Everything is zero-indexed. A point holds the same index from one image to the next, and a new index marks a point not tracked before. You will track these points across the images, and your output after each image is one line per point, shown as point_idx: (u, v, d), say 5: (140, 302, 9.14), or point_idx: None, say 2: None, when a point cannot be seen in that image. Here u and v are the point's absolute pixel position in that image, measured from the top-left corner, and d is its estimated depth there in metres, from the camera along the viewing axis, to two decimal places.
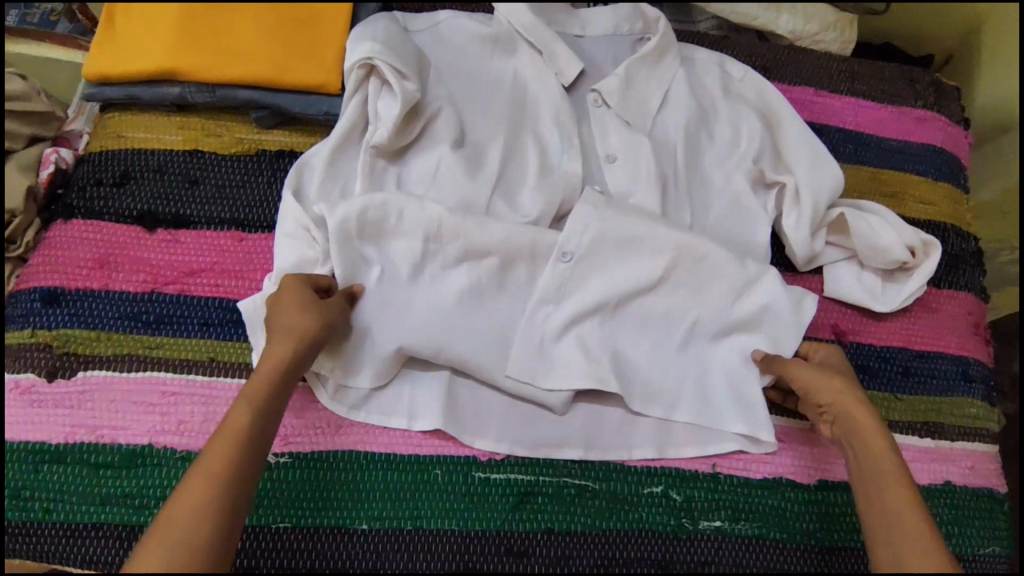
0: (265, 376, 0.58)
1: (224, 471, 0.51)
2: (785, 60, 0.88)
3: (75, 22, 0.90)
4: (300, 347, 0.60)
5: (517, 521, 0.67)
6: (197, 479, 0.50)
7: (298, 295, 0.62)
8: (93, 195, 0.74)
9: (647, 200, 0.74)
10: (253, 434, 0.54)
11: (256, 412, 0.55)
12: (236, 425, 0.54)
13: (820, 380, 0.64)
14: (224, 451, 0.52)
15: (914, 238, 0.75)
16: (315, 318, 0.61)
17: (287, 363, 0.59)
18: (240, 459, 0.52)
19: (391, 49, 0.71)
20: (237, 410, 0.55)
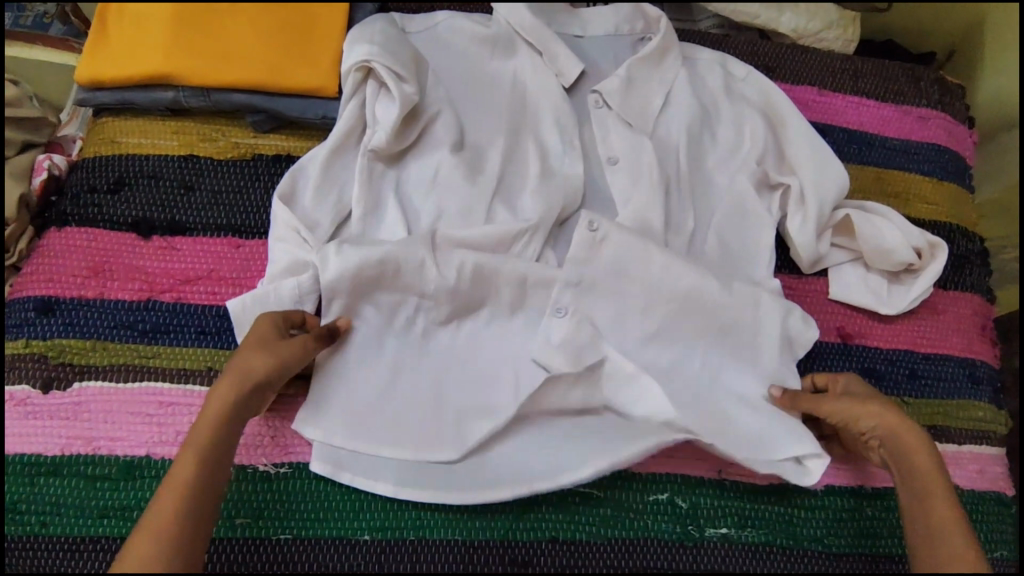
0: (209, 418, 0.57)
1: (168, 528, 0.51)
2: (788, 58, 0.87)
3: (68, 24, 0.89)
4: (245, 387, 0.59)
5: (520, 530, 0.66)
6: (144, 536, 0.51)
7: (255, 335, 0.61)
8: (88, 202, 0.73)
9: (650, 205, 0.73)
10: (199, 484, 0.54)
11: (203, 458, 0.55)
12: (183, 473, 0.54)
13: (868, 413, 0.62)
14: (170, 505, 0.52)
15: (920, 240, 0.74)
16: (262, 359, 0.59)
17: (230, 407, 0.58)
18: (183, 513, 0.52)
19: (389, 52, 0.70)
20: (182, 459, 0.55)
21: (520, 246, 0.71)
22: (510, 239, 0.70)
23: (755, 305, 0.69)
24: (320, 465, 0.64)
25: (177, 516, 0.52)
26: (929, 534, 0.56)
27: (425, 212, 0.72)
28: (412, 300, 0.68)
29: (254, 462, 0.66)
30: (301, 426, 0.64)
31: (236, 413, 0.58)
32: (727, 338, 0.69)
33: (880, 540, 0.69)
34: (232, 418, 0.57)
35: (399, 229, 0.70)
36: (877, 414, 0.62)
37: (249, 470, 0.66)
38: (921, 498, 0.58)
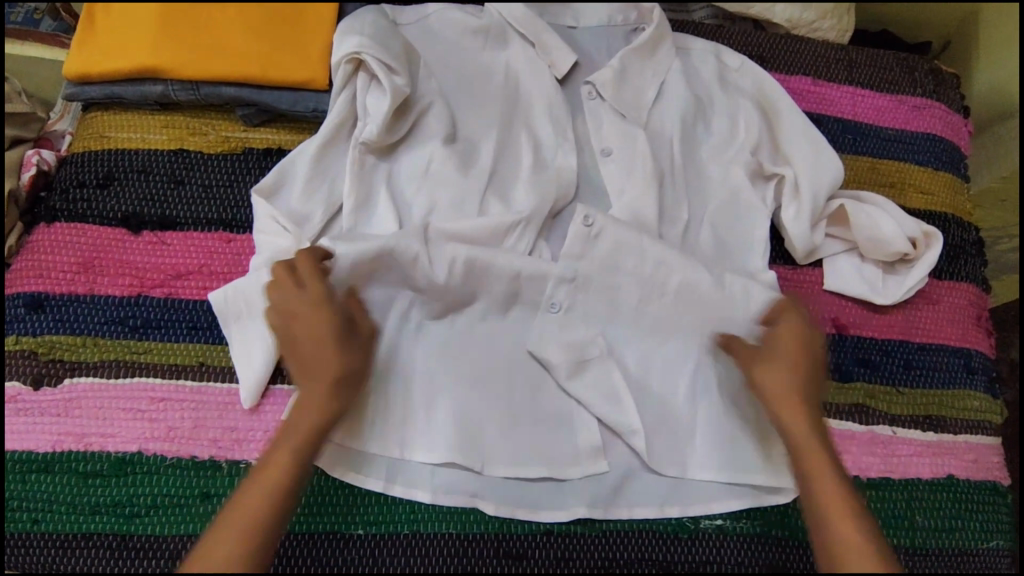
0: (303, 418, 0.56)
1: (251, 529, 0.51)
2: (781, 48, 0.87)
3: (59, 20, 0.85)
4: (333, 392, 0.57)
5: (514, 523, 0.66)
6: (226, 531, 0.50)
7: (327, 326, 0.59)
8: (76, 197, 0.72)
9: (643, 197, 0.72)
10: (289, 483, 0.53)
11: (296, 460, 0.54)
12: (276, 473, 0.53)
13: (769, 378, 0.60)
14: (258, 500, 0.52)
15: (914, 230, 0.74)
16: (347, 362, 0.58)
17: (321, 412, 0.56)
18: (270, 515, 0.52)
19: (380, 43, 0.69)
20: (276, 458, 0.54)
21: (513, 239, 0.71)
22: (503, 232, 0.70)
23: (749, 298, 0.68)
24: (314, 455, 0.64)
25: (266, 517, 0.51)
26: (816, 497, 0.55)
27: (418, 206, 0.72)
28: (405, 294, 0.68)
29: (247, 457, 0.65)
30: (288, 415, 0.64)
31: (334, 418, 0.57)
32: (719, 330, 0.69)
33: None
34: (324, 423, 0.57)
35: (391, 222, 0.70)
36: (778, 377, 0.60)
37: (242, 465, 0.65)
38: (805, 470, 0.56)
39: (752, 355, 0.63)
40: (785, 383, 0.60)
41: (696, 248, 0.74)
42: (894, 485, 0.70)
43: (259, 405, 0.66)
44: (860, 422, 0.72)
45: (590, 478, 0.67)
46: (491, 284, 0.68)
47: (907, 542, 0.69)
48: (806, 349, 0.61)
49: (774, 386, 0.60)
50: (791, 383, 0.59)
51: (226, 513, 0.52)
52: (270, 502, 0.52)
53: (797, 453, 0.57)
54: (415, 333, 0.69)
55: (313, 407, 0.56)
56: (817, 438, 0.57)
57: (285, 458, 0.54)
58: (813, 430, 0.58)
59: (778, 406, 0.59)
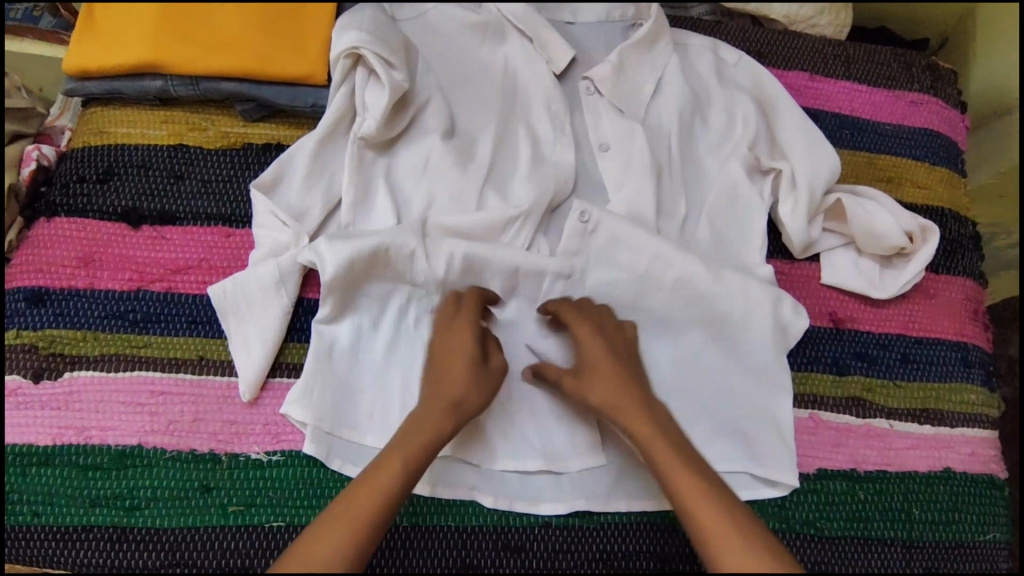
0: (420, 435, 0.58)
1: (355, 529, 0.52)
2: (778, 44, 0.87)
3: (59, 16, 0.84)
4: (454, 419, 0.59)
5: (512, 516, 0.66)
6: (335, 526, 0.52)
7: (464, 359, 0.61)
8: (77, 192, 0.73)
9: (641, 192, 0.73)
10: (396, 494, 0.55)
11: (409, 472, 0.56)
12: (384, 481, 0.55)
13: (592, 397, 0.61)
14: (366, 503, 0.54)
15: (911, 224, 0.74)
16: (474, 395, 0.60)
17: (439, 434, 0.58)
18: (375, 520, 0.53)
19: (378, 38, 0.70)
20: (390, 467, 0.56)
21: (511, 233, 0.71)
22: (501, 226, 0.70)
23: (746, 291, 0.69)
24: (312, 448, 0.64)
25: (370, 520, 0.53)
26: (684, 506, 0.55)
27: (416, 200, 0.72)
28: (403, 288, 0.68)
29: (247, 450, 0.65)
30: (286, 408, 0.64)
31: (444, 439, 0.59)
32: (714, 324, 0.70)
33: (872, 522, 0.69)
34: (438, 444, 0.58)
35: (390, 217, 0.70)
36: (603, 389, 0.61)
37: (241, 458, 0.65)
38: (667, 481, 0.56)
39: (569, 375, 0.64)
40: (609, 396, 0.60)
41: (694, 242, 0.74)
42: (891, 477, 0.71)
43: (258, 399, 0.67)
44: (857, 416, 0.72)
45: (588, 471, 0.67)
46: (489, 278, 0.69)
47: (905, 534, 0.69)
48: (609, 356, 0.62)
49: (607, 399, 0.60)
50: (622, 389, 0.60)
51: (333, 512, 0.54)
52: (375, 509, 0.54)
53: (652, 458, 0.58)
54: (414, 329, 0.68)
55: (433, 429, 0.58)
56: (665, 438, 0.58)
57: (395, 468, 0.56)
58: (657, 432, 0.58)
59: (617, 418, 0.60)
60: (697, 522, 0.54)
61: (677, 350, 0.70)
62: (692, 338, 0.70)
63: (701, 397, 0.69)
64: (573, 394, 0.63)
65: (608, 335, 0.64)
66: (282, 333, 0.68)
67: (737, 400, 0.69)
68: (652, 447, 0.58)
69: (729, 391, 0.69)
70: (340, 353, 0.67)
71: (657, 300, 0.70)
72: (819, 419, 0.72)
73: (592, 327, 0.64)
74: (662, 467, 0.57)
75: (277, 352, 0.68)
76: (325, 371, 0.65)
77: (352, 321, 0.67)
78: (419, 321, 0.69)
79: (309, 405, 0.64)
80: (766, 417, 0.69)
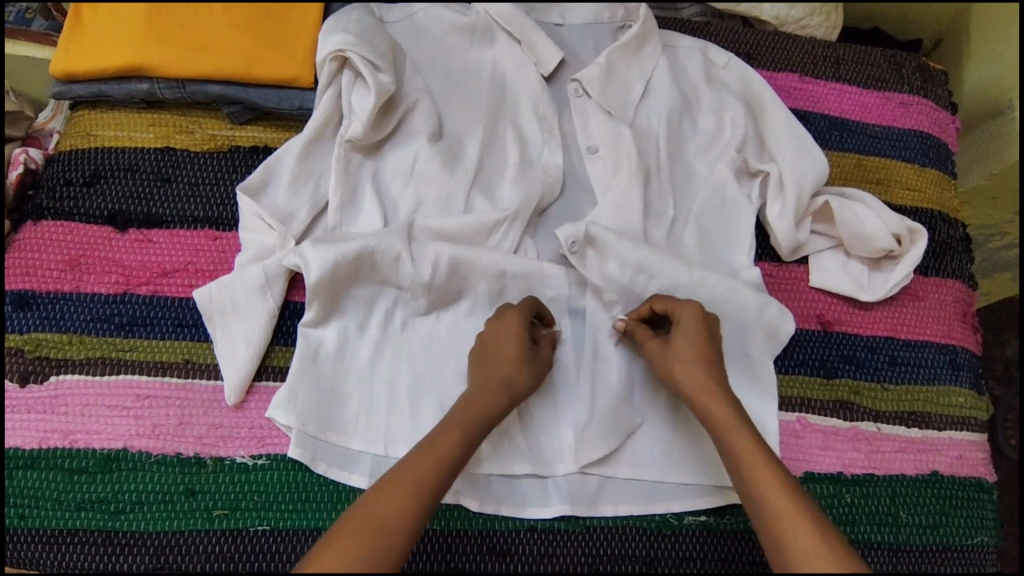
0: (482, 404, 0.59)
1: (416, 493, 0.53)
2: (769, 46, 0.87)
3: (51, 19, 0.83)
4: (507, 402, 0.60)
5: (498, 519, 0.66)
6: (397, 488, 0.53)
7: (510, 344, 0.62)
8: (63, 195, 0.73)
9: (628, 196, 0.72)
10: (457, 457, 0.56)
11: (463, 442, 0.57)
12: (447, 444, 0.57)
13: (670, 364, 0.62)
14: (431, 463, 0.55)
15: (900, 227, 0.74)
16: (526, 378, 0.61)
17: (491, 413, 0.59)
18: (439, 482, 0.55)
19: (364, 40, 0.70)
20: (446, 436, 0.57)
21: (498, 235, 0.71)
22: (487, 229, 0.70)
23: (731, 295, 0.69)
24: (297, 451, 0.64)
25: (432, 482, 0.54)
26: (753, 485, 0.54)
27: (404, 204, 0.72)
28: (389, 293, 0.68)
29: (232, 454, 0.65)
30: (272, 412, 0.64)
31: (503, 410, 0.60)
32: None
33: (859, 526, 0.69)
34: (491, 416, 0.60)
35: (376, 220, 0.70)
36: (682, 360, 0.61)
37: (226, 462, 0.65)
38: (731, 446, 0.57)
39: (656, 343, 0.64)
40: (693, 367, 0.60)
41: (682, 245, 0.74)
42: (878, 481, 0.70)
43: (244, 403, 0.67)
44: (844, 419, 0.72)
45: (573, 475, 0.67)
46: (473, 281, 0.69)
47: (890, 538, 0.69)
48: (705, 331, 0.62)
49: (688, 373, 0.61)
50: (707, 363, 0.61)
51: (399, 469, 0.55)
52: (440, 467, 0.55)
53: (721, 439, 0.58)
54: (401, 332, 0.68)
55: (485, 406, 0.59)
56: (738, 419, 0.58)
57: (455, 433, 0.57)
58: (732, 407, 0.58)
59: (689, 386, 0.60)
60: (759, 496, 0.54)
61: None
62: None
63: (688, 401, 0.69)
64: (654, 357, 0.63)
65: (710, 316, 0.63)
66: (268, 337, 0.68)
67: None
68: (721, 421, 0.58)
69: None
70: (326, 356, 0.67)
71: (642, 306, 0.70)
72: (806, 423, 0.71)
73: (696, 305, 0.63)
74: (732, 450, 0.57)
75: (262, 356, 0.68)
76: (311, 374, 0.65)
77: (339, 324, 0.67)
78: (405, 324, 0.69)
79: (293, 409, 0.64)
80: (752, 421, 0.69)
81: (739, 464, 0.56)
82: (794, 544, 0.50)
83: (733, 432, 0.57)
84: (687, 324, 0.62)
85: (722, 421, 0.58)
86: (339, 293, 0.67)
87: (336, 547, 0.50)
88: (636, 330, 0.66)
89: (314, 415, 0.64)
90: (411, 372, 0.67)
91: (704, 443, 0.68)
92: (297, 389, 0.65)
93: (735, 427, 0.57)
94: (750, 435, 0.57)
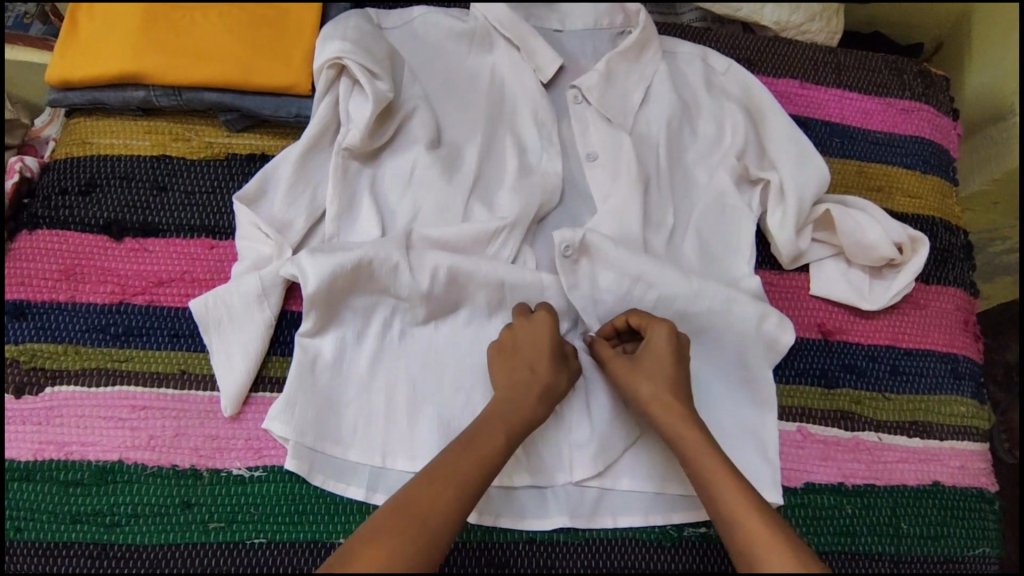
0: (523, 405, 0.61)
1: (461, 486, 0.55)
2: (769, 51, 0.86)
3: (48, 24, 0.83)
4: (548, 403, 0.62)
5: (497, 532, 0.65)
6: (445, 479, 0.55)
7: (541, 348, 0.63)
8: (59, 204, 0.72)
9: (627, 204, 0.72)
10: (502, 454, 0.58)
11: (508, 439, 0.59)
12: (494, 440, 0.58)
13: (637, 385, 0.62)
14: (479, 455, 0.57)
15: (902, 235, 0.73)
16: (564, 383, 0.63)
17: (529, 412, 0.61)
18: (484, 475, 0.56)
19: (361, 48, 0.69)
20: (491, 432, 0.58)
21: (497, 244, 0.70)
22: (486, 238, 0.70)
23: (731, 306, 0.68)
24: (293, 463, 0.63)
25: (478, 474, 0.56)
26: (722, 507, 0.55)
27: (402, 212, 0.72)
28: (387, 303, 0.68)
29: (228, 465, 0.65)
30: (268, 424, 0.64)
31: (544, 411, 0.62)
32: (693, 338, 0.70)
33: (859, 537, 0.68)
34: (536, 417, 0.61)
35: (374, 229, 0.70)
36: (648, 381, 0.62)
37: (223, 473, 0.64)
38: (699, 469, 0.58)
39: (622, 361, 0.64)
40: (661, 388, 0.61)
41: (682, 253, 0.73)
42: (879, 492, 0.70)
43: (241, 414, 0.66)
44: (845, 429, 0.72)
45: (572, 487, 0.66)
46: (472, 292, 0.68)
47: (891, 549, 0.68)
48: (674, 356, 0.63)
49: (654, 394, 0.61)
50: (671, 386, 0.62)
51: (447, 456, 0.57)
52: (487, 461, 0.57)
53: (689, 461, 0.59)
54: (399, 342, 0.68)
55: (526, 407, 0.61)
56: (702, 439, 0.59)
57: (502, 430, 0.59)
58: (700, 433, 0.59)
59: (656, 410, 0.61)
60: (734, 517, 0.55)
61: None
62: None
63: None
64: (620, 376, 0.64)
65: (682, 338, 0.64)
66: (265, 347, 0.67)
67: (721, 416, 0.68)
68: (688, 450, 0.59)
69: (714, 405, 0.69)
70: (323, 367, 0.66)
71: None
72: (807, 433, 0.71)
73: (670, 327, 0.63)
74: (700, 470, 0.58)
75: (259, 366, 0.67)
76: (308, 385, 0.65)
77: (336, 334, 0.67)
78: (403, 334, 0.68)
79: (290, 421, 0.64)
80: (751, 431, 0.68)
81: (711, 489, 0.57)
82: (763, 556, 0.52)
83: (704, 457, 0.58)
84: (655, 348, 0.63)
85: (688, 441, 0.59)
86: (337, 303, 0.66)
87: (386, 528, 0.51)
88: (599, 345, 0.67)
89: (311, 428, 0.64)
90: (409, 382, 0.66)
91: None
92: (294, 401, 0.64)
93: (706, 453, 0.58)
94: (720, 458, 0.58)
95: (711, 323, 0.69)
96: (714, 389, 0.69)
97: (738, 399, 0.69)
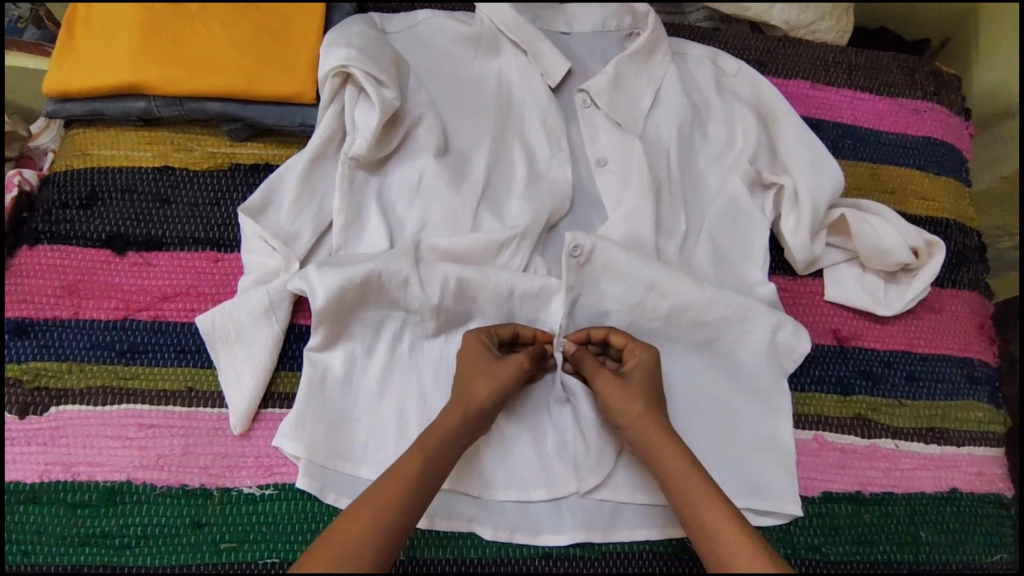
0: (441, 431, 0.58)
1: (375, 526, 0.52)
2: (779, 52, 0.85)
3: (43, 28, 0.81)
4: (471, 416, 0.59)
5: (512, 547, 0.65)
6: (360, 511, 0.53)
7: (478, 361, 0.62)
8: (59, 218, 0.70)
9: (640, 210, 0.70)
10: (418, 484, 0.55)
11: (429, 462, 0.56)
12: (408, 469, 0.55)
13: (625, 404, 0.60)
14: (390, 489, 0.54)
15: (917, 240, 0.72)
16: (484, 390, 0.60)
17: (452, 431, 0.58)
18: (400, 509, 0.54)
19: (367, 55, 0.67)
20: (410, 457, 0.56)
21: (507, 254, 0.69)
22: (496, 248, 0.69)
23: (745, 314, 0.68)
24: (305, 482, 0.62)
25: (391, 509, 0.53)
26: (702, 521, 0.55)
27: (409, 222, 0.70)
28: (398, 316, 0.66)
29: (238, 484, 0.64)
30: (279, 441, 0.63)
31: (464, 435, 0.59)
32: (707, 347, 0.69)
33: (877, 546, 0.68)
34: (459, 438, 0.58)
35: (382, 240, 0.68)
36: (636, 399, 0.60)
37: (233, 492, 0.63)
38: (682, 482, 0.57)
39: (611, 376, 0.62)
40: (645, 405, 0.60)
41: (694, 261, 0.72)
42: (896, 499, 0.69)
43: (250, 431, 0.65)
44: (862, 436, 0.71)
45: (586, 501, 0.65)
46: (480, 303, 0.67)
47: (911, 558, 0.68)
48: (655, 380, 0.63)
49: (634, 410, 0.60)
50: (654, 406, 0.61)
51: (363, 496, 0.54)
52: (405, 493, 0.54)
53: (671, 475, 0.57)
54: (409, 356, 0.67)
55: (448, 424, 0.58)
56: (682, 453, 0.58)
57: (417, 457, 0.56)
58: (678, 446, 0.58)
59: (639, 424, 0.60)
60: (713, 533, 0.54)
61: (676, 370, 0.68)
62: (691, 358, 0.69)
63: (703, 421, 0.67)
64: (608, 393, 0.61)
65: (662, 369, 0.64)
66: (273, 363, 0.66)
67: (737, 426, 0.67)
68: (672, 467, 0.57)
69: (731, 416, 0.68)
70: (333, 382, 0.65)
71: (655, 326, 0.69)
72: (823, 441, 0.70)
73: (654, 355, 0.64)
74: (677, 483, 0.57)
75: (268, 382, 0.66)
76: (317, 402, 0.64)
77: (345, 348, 0.66)
78: (413, 348, 0.67)
79: (301, 438, 0.62)
80: (767, 440, 0.67)
81: (691, 505, 0.56)
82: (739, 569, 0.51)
83: (682, 473, 0.57)
84: (643, 369, 0.63)
85: (667, 457, 0.58)
86: (346, 317, 0.65)
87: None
88: (582, 356, 0.64)
89: (320, 445, 0.63)
90: (419, 396, 0.65)
91: (725, 467, 0.66)
92: (303, 420, 0.63)
93: (683, 466, 0.57)
94: (699, 474, 0.57)
95: (724, 332, 0.68)
96: (729, 399, 0.68)
97: (755, 409, 0.68)
